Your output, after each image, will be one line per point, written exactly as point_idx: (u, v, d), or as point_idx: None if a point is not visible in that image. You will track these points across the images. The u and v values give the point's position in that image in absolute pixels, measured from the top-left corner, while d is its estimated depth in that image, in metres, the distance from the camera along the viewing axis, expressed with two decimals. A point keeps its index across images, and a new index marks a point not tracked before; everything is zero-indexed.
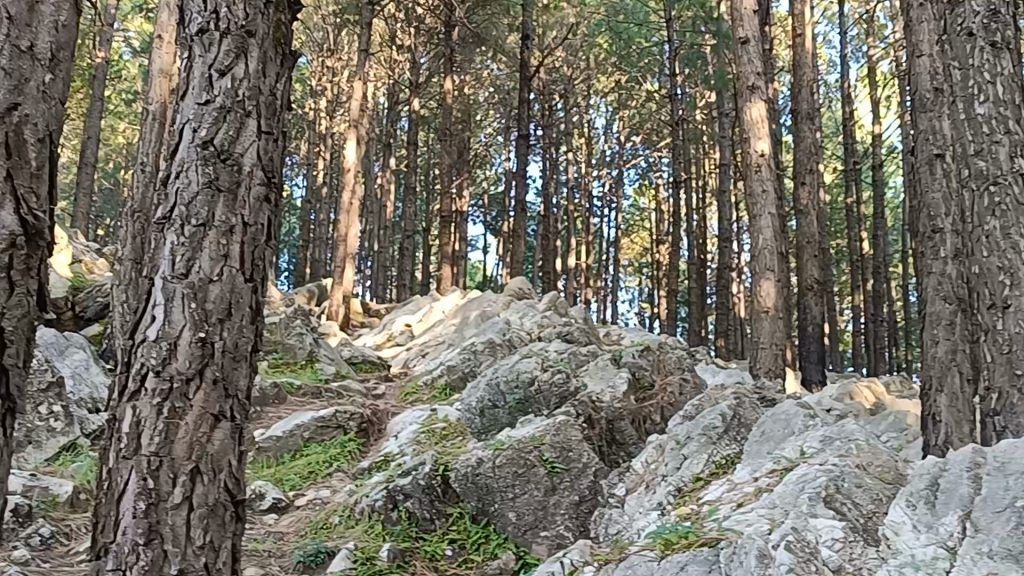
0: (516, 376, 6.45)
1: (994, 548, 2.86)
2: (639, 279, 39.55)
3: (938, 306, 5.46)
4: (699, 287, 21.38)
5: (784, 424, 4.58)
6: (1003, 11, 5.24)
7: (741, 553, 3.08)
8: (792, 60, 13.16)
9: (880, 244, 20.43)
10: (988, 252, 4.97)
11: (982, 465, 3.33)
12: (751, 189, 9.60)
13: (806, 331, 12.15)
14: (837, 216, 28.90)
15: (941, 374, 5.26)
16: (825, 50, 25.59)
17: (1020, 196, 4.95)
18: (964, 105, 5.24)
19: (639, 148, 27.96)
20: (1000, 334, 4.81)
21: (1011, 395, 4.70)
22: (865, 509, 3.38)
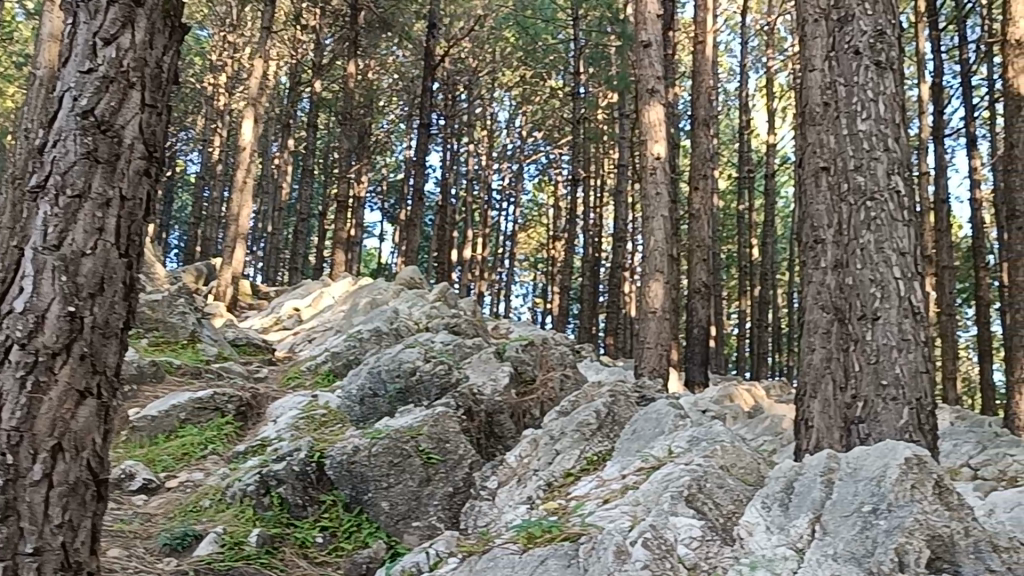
0: (397, 365, 6.40)
1: (838, 551, 2.97)
2: (533, 275, 39.77)
3: (816, 314, 5.56)
4: (591, 285, 21.54)
5: (655, 423, 4.65)
6: (888, 34, 5.46)
7: (601, 548, 3.12)
8: (693, 66, 13.33)
9: (768, 252, 20.86)
10: (862, 265, 5.14)
11: (835, 470, 3.47)
12: (645, 192, 9.71)
13: (692, 334, 12.37)
14: (729, 222, 29.45)
15: (815, 379, 5.38)
16: (727, 59, 26.07)
17: (894, 213, 5.17)
18: (847, 120, 5.42)
19: (541, 144, 28.06)
20: (868, 344, 4.98)
21: (875, 404, 4.87)
22: (726, 509, 3.47)
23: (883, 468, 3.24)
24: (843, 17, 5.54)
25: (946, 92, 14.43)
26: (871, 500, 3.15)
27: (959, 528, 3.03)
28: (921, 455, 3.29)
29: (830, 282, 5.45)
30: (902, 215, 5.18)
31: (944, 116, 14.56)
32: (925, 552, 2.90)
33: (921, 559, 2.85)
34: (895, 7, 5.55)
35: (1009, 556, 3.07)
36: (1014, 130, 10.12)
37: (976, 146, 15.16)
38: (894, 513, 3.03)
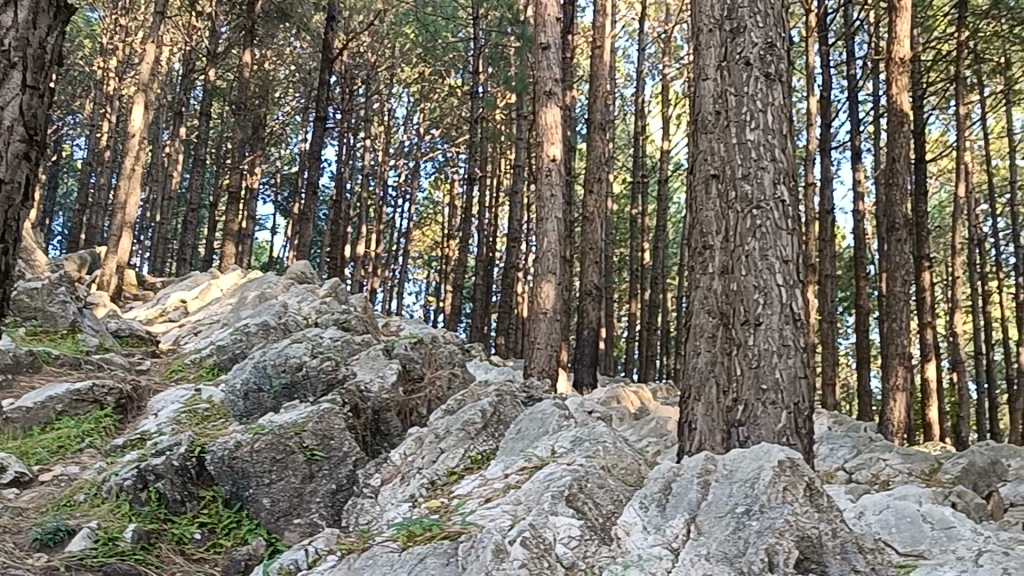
0: (283, 360, 6.33)
1: (711, 551, 3.06)
2: (427, 273, 39.66)
3: (703, 319, 5.56)
4: (484, 284, 21.57)
5: (539, 424, 4.68)
6: (778, 46, 5.61)
7: (480, 547, 3.12)
8: (591, 70, 13.43)
9: (660, 255, 21.14)
10: (747, 272, 5.26)
11: (711, 472, 3.56)
12: (540, 193, 9.73)
13: (582, 335, 12.47)
14: (622, 225, 29.78)
15: (700, 383, 5.40)
16: (624, 64, 26.35)
17: (778, 222, 5.31)
18: (736, 129, 5.53)
19: (438, 142, 27.99)
20: (750, 349, 5.10)
21: (755, 407, 4.98)
22: (604, 510, 3.51)
23: (757, 471, 3.33)
24: (735, 28, 5.65)
25: (833, 106, 14.81)
26: (744, 501, 3.24)
27: (828, 529, 3.14)
28: (795, 458, 3.40)
29: (716, 287, 5.51)
30: (786, 224, 5.33)
31: (830, 129, 14.95)
32: (794, 552, 3.01)
33: (789, 559, 2.94)
34: (785, 21, 5.72)
35: (872, 557, 3.20)
36: (894, 145, 10.45)
37: (860, 159, 15.61)
38: (767, 514, 3.12)
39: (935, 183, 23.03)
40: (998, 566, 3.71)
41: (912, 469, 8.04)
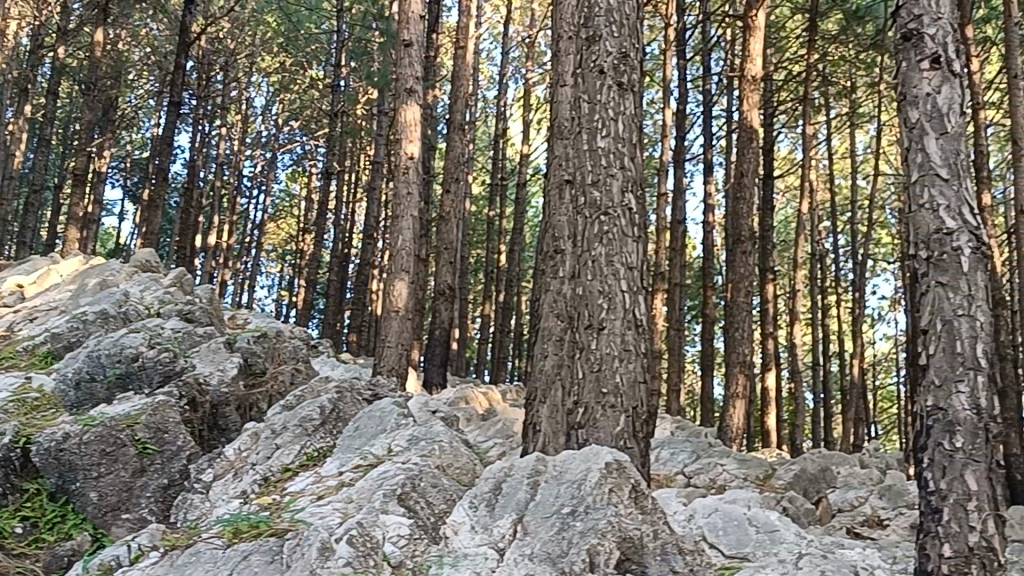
0: (119, 350, 6.13)
1: (535, 551, 3.11)
2: (280, 266, 38.98)
3: (552, 323, 5.52)
4: (338, 280, 21.32)
5: (378, 422, 4.66)
6: (631, 56, 5.73)
7: (306, 545, 3.08)
8: (454, 69, 13.40)
9: (515, 258, 21.27)
10: (592, 277, 5.34)
11: (542, 473, 3.59)
12: (396, 190, 9.67)
13: (434, 335, 12.46)
14: (479, 227, 29.88)
15: (546, 386, 5.38)
16: (489, 66, 26.44)
17: (624, 229, 5.42)
18: (588, 136, 5.60)
19: (297, 134, 27.57)
20: (592, 353, 5.18)
21: (595, 410, 5.07)
22: (437, 509, 3.52)
23: (585, 473, 3.37)
24: (591, 36, 5.72)
25: (687, 119, 15.15)
26: (571, 502, 3.29)
27: (650, 530, 3.24)
28: (622, 460, 3.46)
29: (564, 294, 5.54)
30: (632, 231, 5.44)
31: (684, 142, 15.27)
32: (615, 553, 3.09)
33: (610, 560, 3.03)
34: (639, 33, 5.84)
35: (691, 558, 3.31)
36: (744, 160, 10.76)
37: (712, 172, 16.01)
38: (591, 514, 3.19)
39: (782, 199, 23.82)
40: (817, 569, 4.02)
41: (748, 475, 8.31)
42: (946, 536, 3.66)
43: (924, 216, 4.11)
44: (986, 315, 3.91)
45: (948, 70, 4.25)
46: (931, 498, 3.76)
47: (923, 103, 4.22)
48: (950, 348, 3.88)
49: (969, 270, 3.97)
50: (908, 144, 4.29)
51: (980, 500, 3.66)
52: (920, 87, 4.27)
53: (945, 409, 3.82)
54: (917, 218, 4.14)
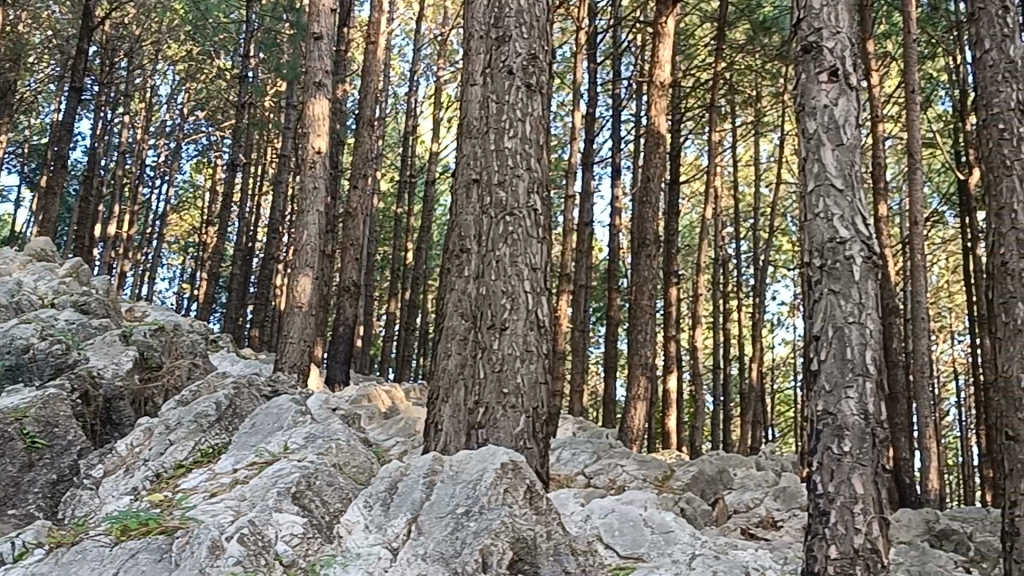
0: (9, 342, 5.96)
1: (427, 551, 3.12)
2: (182, 258, 38.23)
3: (455, 322, 5.80)
4: (241, 274, 20.96)
5: (274, 418, 4.61)
6: (540, 58, 5.76)
7: (195, 543, 3.04)
8: (365, 63, 13.26)
9: (422, 256, 21.17)
10: (496, 277, 5.33)
11: (437, 472, 3.58)
12: (302, 185, 9.54)
13: (337, 331, 12.31)
14: (386, 224, 29.68)
15: (448, 385, 5.53)
16: (400, 62, 26.31)
17: (529, 230, 5.44)
18: (495, 136, 5.59)
19: (202, 124, 27.04)
20: (494, 352, 5.19)
21: (495, 410, 5.07)
22: (332, 508, 3.49)
23: (480, 472, 3.38)
24: (500, 36, 5.72)
25: (596, 122, 15.24)
26: (465, 501, 3.29)
27: (543, 530, 3.26)
28: (517, 459, 3.48)
29: (470, 293, 5.84)
30: (536, 233, 5.47)
31: (593, 144, 15.36)
32: (508, 554, 3.12)
33: (502, 560, 3.06)
34: (548, 34, 5.87)
35: (583, 559, 3.34)
36: (650, 165, 10.88)
37: (620, 176, 16.15)
38: (485, 514, 3.20)
39: (687, 204, 24.15)
40: (708, 570, 4.09)
41: (647, 475, 8.41)
42: (832, 538, 3.74)
43: (819, 225, 4.20)
44: (875, 323, 4.02)
45: (844, 83, 4.36)
46: (819, 501, 3.84)
47: (821, 115, 4.32)
48: (840, 355, 3.98)
49: (860, 279, 4.08)
50: (805, 154, 4.38)
51: (866, 502, 3.76)
52: (818, 99, 4.36)
53: (834, 413, 3.91)
54: (811, 227, 4.23)
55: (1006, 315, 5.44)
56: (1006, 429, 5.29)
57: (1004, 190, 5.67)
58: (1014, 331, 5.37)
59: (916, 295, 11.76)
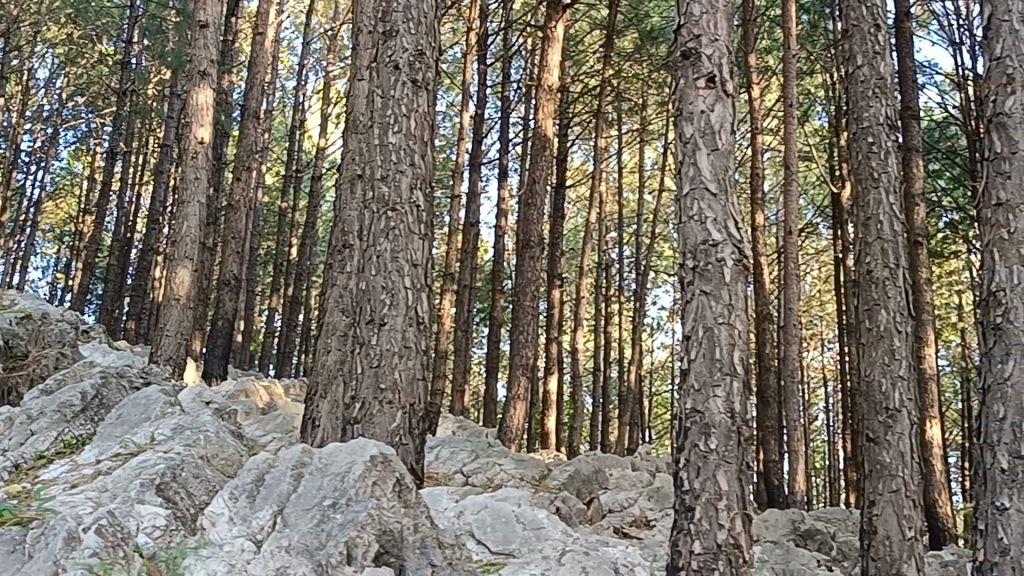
0: None
1: (292, 543, 3.12)
2: (55, 248, 36.97)
3: (336, 317, 5.79)
4: (118, 265, 20.36)
5: (141, 410, 4.51)
6: (427, 54, 5.75)
7: (51, 535, 2.93)
8: (252, 54, 13.00)
9: (306, 252, 20.90)
10: (376, 272, 5.29)
11: (305, 465, 3.57)
12: (183, 175, 9.29)
13: (217, 326, 12.04)
14: (271, 219, 29.21)
15: (326, 381, 5.46)
16: (288, 55, 25.93)
17: (410, 226, 5.42)
18: (379, 131, 5.55)
19: (81, 110, 26.20)
20: (371, 348, 5.15)
21: (371, 406, 5.06)
22: (197, 500, 3.43)
23: (348, 465, 3.41)
24: (387, 31, 5.67)
25: (485, 123, 15.26)
26: (332, 494, 3.33)
27: (410, 524, 3.36)
28: (385, 453, 3.56)
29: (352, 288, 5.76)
30: (417, 230, 5.45)
31: (481, 145, 15.38)
32: (373, 546, 3.18)
33: (367, 552, 3.13)
34: (434, 31, 5.85)
35: (449, 553, 3.48)
36: (536, 167, 10.94)
37: (506, 178, 16.20)
38: (351, 507, 3.26)
39: (572, 208, 24.39)
40: (577, 566, 4.15)
41: (524, 476, 8.47)
42: (696, 533, 3.81)
43: (693, 227, 4.27)
44: (742, 324, 4.14)
45: (721, 89, 4.46)
46: (685, 497, 3.90)
47: (698, 120, 4.40)
48: (710, 354, 4.07)
49: (730, 281, 4.18)
50: (681, 158, 4.45)
51: (729, 499, 3.85)
52: (695, 104, 4.44)
53: (702, 412, 4.00)
54: (685, 229, 4.30)
55: (869, 321, 5.64)
56: (866, 430, 5.48)
57: (870, 202, 5.87)
58: (876, 338, 5.57)
59: (788, 304, 12.09)
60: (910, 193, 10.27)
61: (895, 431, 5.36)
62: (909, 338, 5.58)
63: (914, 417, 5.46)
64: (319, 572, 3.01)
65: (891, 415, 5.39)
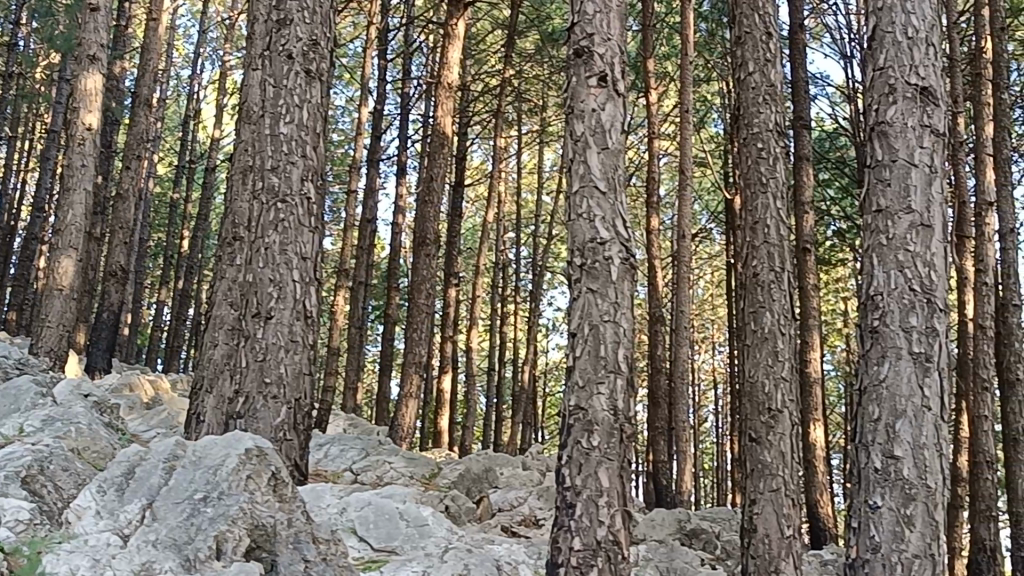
0: None
1: (160, 537, 3.05)
2: None
3: (223, 311, 5.73)
4: None
5: (11, 401, 4.36)
6: (321, 44, 5.67)
7: None
8: (145, 40, 12.61)
9: (198, 244, 20.42)
10: (264, 264, 5.19)
11: (179, 458, 3.45)
12: (67, 161, 8.94)
13: (102, 318, 11.67)
14: (161, 210, 28.53)
15: (213, 375, 5.32)
16: (184, 44, 25.38)
17: (300, 218, 5.33)
18: (270, 121, 5.44)
19: None
20: (257, 342, 5.06)
21: (255, 400, 4.98)
22: (64, 493, 3.32)
23: (221, 458, 3.35)
24: (281, 19, 5.56)
25: (384, 119, 15.10)
26: (204, 488, 3.25)
27: (282, 519, 3.34)
28: (260, 446, 3.47)
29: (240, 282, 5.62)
30: (308, 222, 5.37)
31: (379, 141, 15.21)
32: (244, 541, 3.16)
33: (236, 547, 3.10)
34: (329, 21, 5.76)
35: (324, 547, 3.45)
36: (433, 165, 10.85)
37: (405, 175, 16.08)
38: (223, 501, 3.20)
39: (470, 207, 24.39)
40: (460, 563, 4.16)
41: (414, 473, 8.42)
42: (577, 530, 3.82)
43: (581, 225, 4.27)
44: (627, 322, 4.17)
45: (612, 89, 4.49)
46: (566, 494, 3.91)
47: (588, 119, 4.42)
48: (594, 352, 4.09)
49: (617, 279, 4.20)
50: (571, 156, 4.45)
51: (610, 496, 3.88)
52: (586, 103, 4.46)
53: (585, 409, 4.01)
54: (573, 227, 4.30)
55: (753, 324, 5.72)
56: (748, 430, 5.58)
57: (758, 207, 5.95)
58: (761, 339, 5.66)
59: (678, 307, 12.26)
60: (799, 201, 10.49)
61: (776, 431, 5.47)
62: (791, 341, 5.69)
63: (793, 418, 5.58)
64: (188, 567, 2.96)
65: (772, 415, 5.50)
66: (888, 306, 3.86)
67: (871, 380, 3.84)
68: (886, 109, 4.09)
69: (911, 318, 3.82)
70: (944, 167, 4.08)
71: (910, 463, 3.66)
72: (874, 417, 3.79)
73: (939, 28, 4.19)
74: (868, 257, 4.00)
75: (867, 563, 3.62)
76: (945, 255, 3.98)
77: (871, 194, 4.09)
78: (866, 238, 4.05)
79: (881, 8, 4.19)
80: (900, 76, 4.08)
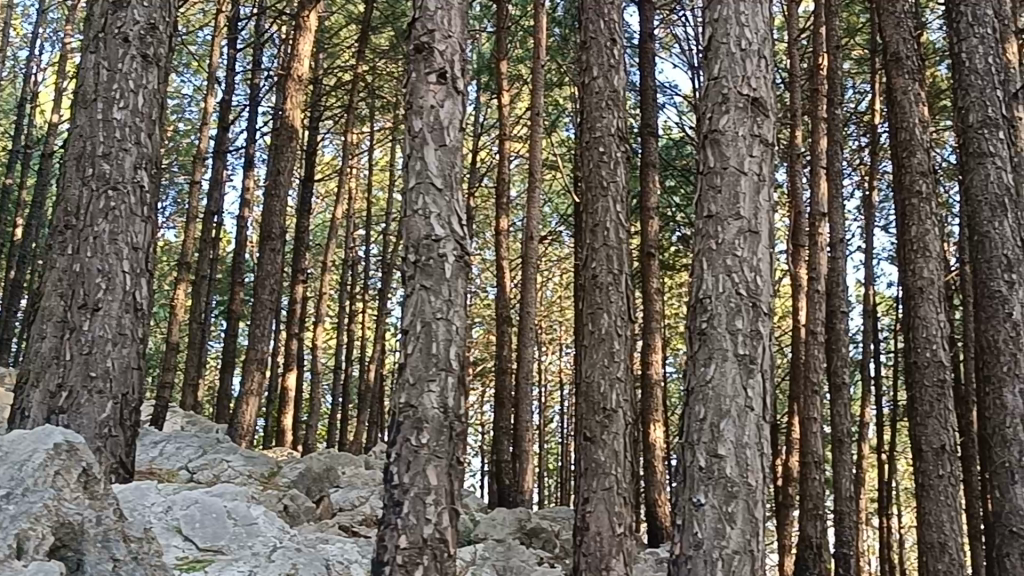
0: None
1: None
2: None
3: (51, 300, 5.00)
4: None
5: None
6: (159, 29, 5.49)
7: None
8: None
9: (31, 232, 19.55)
10: (92, 253, 5.00)
11: None
12: None
13: None
14: None
15: (38, 368, 4.87)
16: (20, 23, 24.25)
17: (132, 207, 5.17)
18: (103, 106, 5.23)
19: None
20: (83, 334, 4.88)
21: (79, 395, 4.81)
22: None
23: (28, 453, 3.18)
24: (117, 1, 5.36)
25: (232, 109, 14.71)
26: (7, 483, 3.05)
27: (92, 516, 3.21)
28: (71, 442, 3.32)
29: (74, 269, 4.97)
30: (141, 211, 5.22)
31: (226, 132, 14.82)
32: (47, 539, 2.98)
33: (40, 545, 2.92)
34: (168, 6, 5.58)
35: (136, 547, 3.36)
36: (280, 158, 10.59)
37: (252, 168, 15.75)
38: (26, 497, 3.02)
39: (319, 202, 24.09)
40: (287, 564, 4.37)
41: (252, 472, 8.27)
42: (403, 528, 3.81)
43: (416, 221, 4.25)
44: (459, 320, 4.19)
45: (451, 86, 4.50)
46: (393, 491, 3.88)
47: (427, 115, 4.40)
48: (426, 350, 4.07)
49: (451, 277, 4.21)
50: (408, 152, 4.42)
51: (437, 494, 3.89)
52: (426, 99, 4.44)
53: (415, 406, 3.99)
54: (408, 223, 4.27)
55: (592, 324, 5.81)
56: (583, 430, 5.65)
57: (598, 210, 6.05)
58: (598, 340, 5.75)
59: (525, 307, 12.35)
60: (645, 206, 10.73)
61: (610, 431, 5.56)
62: (626, 342, 5.80)
63: (627, 418, 5.70)
64: None
65: (607, 415, 5.60)
66: (715, 309, 3.96)
67: (698, 381, 3.93)
68: (719, 117, 4.20)
69: (738, 321, 3.93)
70: (771, 176, 4.22)
71: (732, 461, 3.77)
72: (700, 416, 3.87)
73: (770, 42, 4.34)
74: (698, 260, 4.09)
75: (691, 559, 3.68)
76: (771, 260, 4.12)
77: (703, 200, 4.19)
78: (697, 242, 4.15)
79: (717, 19, 4.31)
80: (733, 85, 4.20)
